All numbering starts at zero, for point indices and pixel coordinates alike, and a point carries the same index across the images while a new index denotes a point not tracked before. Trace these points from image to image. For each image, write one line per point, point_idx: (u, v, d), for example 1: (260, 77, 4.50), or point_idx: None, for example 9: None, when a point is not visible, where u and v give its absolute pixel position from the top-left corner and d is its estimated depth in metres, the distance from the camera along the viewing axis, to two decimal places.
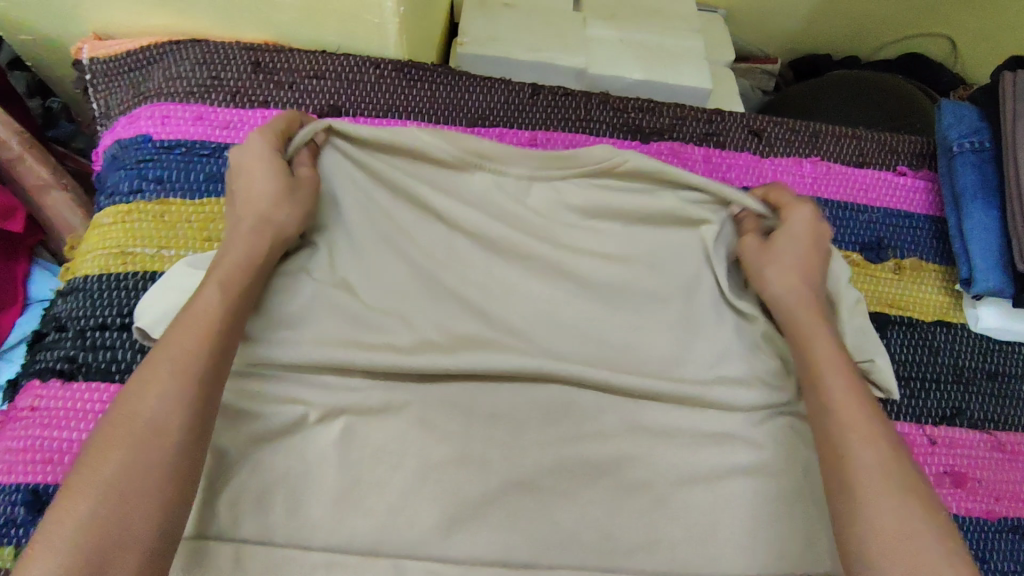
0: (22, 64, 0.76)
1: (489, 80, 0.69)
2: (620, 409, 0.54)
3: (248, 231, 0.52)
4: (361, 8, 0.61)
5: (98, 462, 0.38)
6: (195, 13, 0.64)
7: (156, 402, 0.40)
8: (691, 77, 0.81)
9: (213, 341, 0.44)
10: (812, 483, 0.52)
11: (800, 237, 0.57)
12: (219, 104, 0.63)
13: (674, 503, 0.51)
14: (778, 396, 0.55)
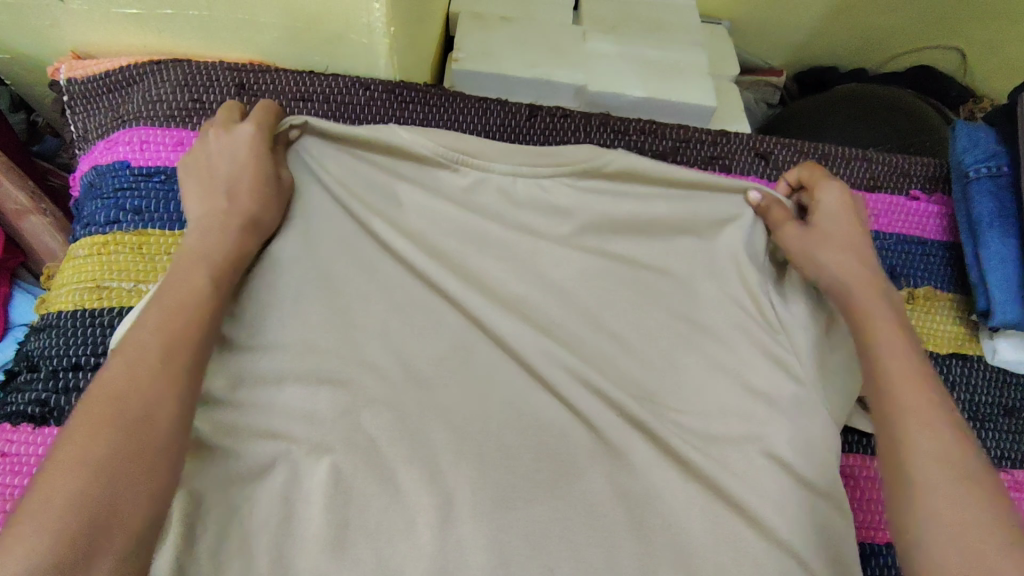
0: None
1: (484, 102, 0.67)
2: (624, 449, 0.50)
3: (234, 231, 0.50)
4: (348, 28, 0.58)
5: (87, 440, 0.37)
6: (176, 33, 0.61)
7: (140, 371, 0.40)
8: (693, 94, 0.79)
9: (192, 318, 0.44)
10: (826, 534, 0.49)
11: (842, 219, 0.56)
12: (201, 129, 0.60)
13: (684, 551, 0.47)
14: (796, 438, 0.51)
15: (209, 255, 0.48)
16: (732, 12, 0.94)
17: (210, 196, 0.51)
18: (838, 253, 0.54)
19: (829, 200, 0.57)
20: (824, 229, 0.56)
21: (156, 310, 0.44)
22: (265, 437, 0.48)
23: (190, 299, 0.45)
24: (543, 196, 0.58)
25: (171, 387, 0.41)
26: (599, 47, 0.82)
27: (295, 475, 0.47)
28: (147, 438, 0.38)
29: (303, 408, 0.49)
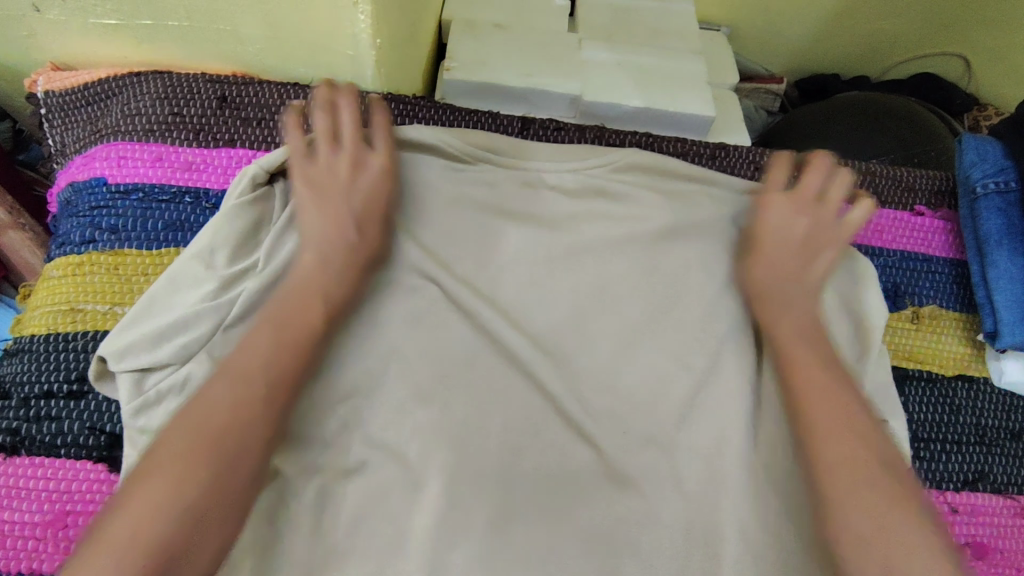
0: None
1: (475, 115, 0.65)
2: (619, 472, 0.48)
3: (358, 265, 0.49)
4: (332, 39, 0.56)
5: (185, 466, 0.38)
6: (155, 43, 0.59)
7: (241, 407, 0.41)
8: (692, 104, 0.77)
9: (293, 363, 0.45)
10: None
11: (780, 234, 0.54)
12: (180, 143, 0.58)
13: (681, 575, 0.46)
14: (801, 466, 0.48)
15: (326, 283, 0.48)
16: (731, 17, 0.92)
17: (337, 216, 0.49)
18: (766, 270, 0.53)
19: (776, 211, 0.55)
20: (769, 244, 0.54)
21: (265, 338, 0.45)
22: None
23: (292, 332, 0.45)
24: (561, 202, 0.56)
25: (263, 428, 0.42)
26: (595, 54, 0.80)
27: (276, 504, 0.45)
28: (233, 484, 0.40)
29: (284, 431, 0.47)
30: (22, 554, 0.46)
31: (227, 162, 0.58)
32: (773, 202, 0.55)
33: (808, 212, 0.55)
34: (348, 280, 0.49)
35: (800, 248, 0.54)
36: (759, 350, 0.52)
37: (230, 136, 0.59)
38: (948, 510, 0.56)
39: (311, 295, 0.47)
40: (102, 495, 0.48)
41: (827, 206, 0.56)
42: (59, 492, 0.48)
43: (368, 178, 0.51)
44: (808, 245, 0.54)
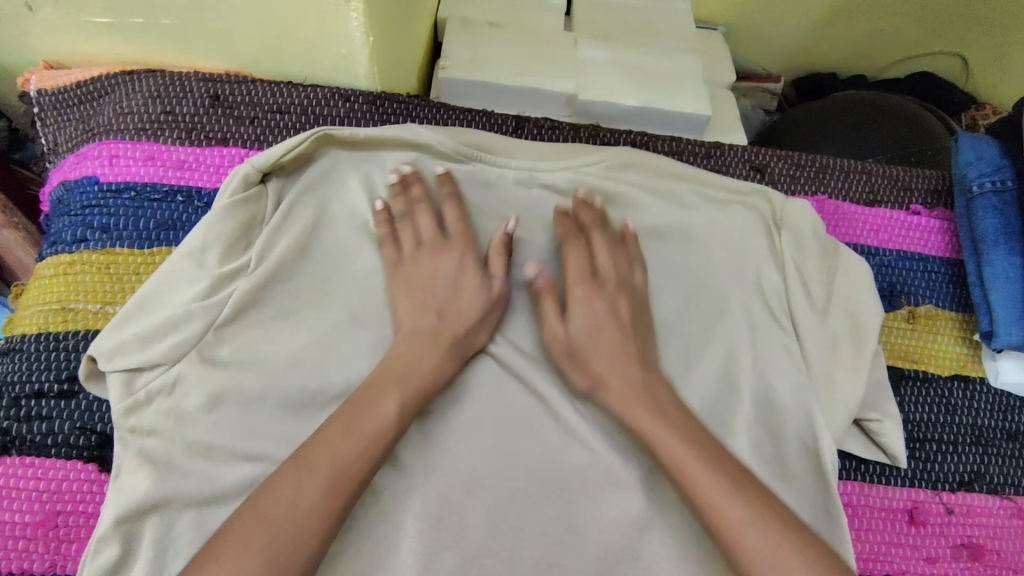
0: None
1: (469, 114, 0.65)
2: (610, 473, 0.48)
3: (444, 350, 0.48)
4: (324, 37, 0.56)
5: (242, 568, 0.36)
6: (147, 42, 0.59)
7: (306, 510, 0.39)
8: (687, 103, 0.76)
9: (371, 451, 0.42)
10: None
11: (606, 332, 0.50)
12: (172, 142, 0.58)
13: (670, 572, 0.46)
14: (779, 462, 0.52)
15: (415, 371, 0.46)
16: (728, 16, 0.92)
17: (421, 302, 0.50)
18: (612, 374, 0.48)
19: (580, 313, 0.50)
20: (585, 347, 0.49)
21: (337, 429, 0.42)
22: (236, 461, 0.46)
23: (366, 423, 0.43)
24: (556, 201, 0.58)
25: (325, 532, 0.39)
26: (590, 53, 0.80)
27: None
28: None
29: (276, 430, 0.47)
30: (13, 554, 0.46)
31: (220, 161, 0.58)
32: (575, 301, 0.51)
33: (627, 293, 0.52)
34: (436, 368, 0.47)
35: (625, 335, 0.50)
36: (741, 348, 0.54)
37: (222, 135, 0.59)
38: (943, 511, 0.56)
39: (398, 386, 0.45)
40: (92, 495, 0.48)
41: (632, 284, 0.52)
42: (49, 492, 0.47)
43: (452, 265, 0.51)
44: (632, 326, 0.50)
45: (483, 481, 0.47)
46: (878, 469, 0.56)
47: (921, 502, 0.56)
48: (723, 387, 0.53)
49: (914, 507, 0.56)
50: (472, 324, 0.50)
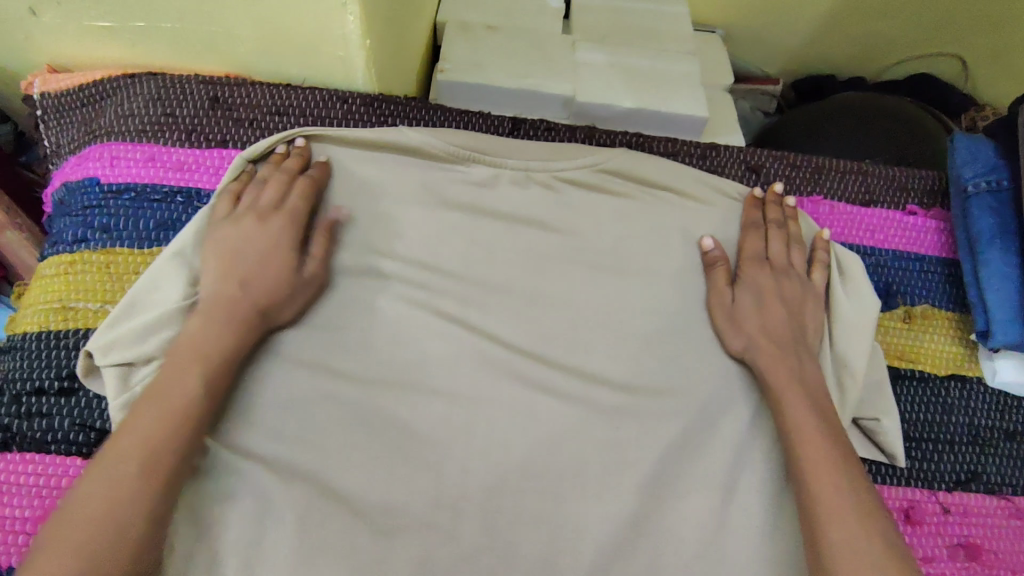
0: None
1: (466, 115, 0.65)
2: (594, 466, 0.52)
3: (242, 319, 0.48)
4: (321, 40, 0.57)
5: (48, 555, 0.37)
6: (148, 45, 0.60)
7: (118, 494, 0.40)
8: (684, 105, 0.77)
9: (185, 429, 0.44)
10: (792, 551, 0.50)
11: (770, 314, 0.54)
12: (173, 143, 0.58)
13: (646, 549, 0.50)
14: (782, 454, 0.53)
15: (205, 347, 0.47)
16: (726, 19, 0.92)
17: (225, 270, 0.50)
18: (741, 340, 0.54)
19: (744, 292, 0.55)
20: (745, 320, 0.54)
21: (144, 413, 0.43)
22: (232, 454, 0.48)
23: (174, 392, 0.44)
24: (550, 204, 0.59)
25: (144, 514, 0.40)
26: (588, 56, 0.80)
27: (265, 499, 0.47)
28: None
29: (274, 426, 0.49)
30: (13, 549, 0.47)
31: (220, 162, 0.58)
32: (754, 277, 0.56)
33: (791, 279, 0.56)
34: (231, 340, 0.48)
35: (778, 316, 0.54)
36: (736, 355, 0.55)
37: (222, 137, 0.59)
38: (940, 510, 0.56)
39: (194, 359, 0.46)
40: None
41: (787, 272, 0.57)
42: (49, 487, 0.48)
43: (260, 238, 0.51)
44: (789, 306, 0.55)
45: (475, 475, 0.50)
46: (876, 468, 0.56)
47: (917, 502, 0.56)
48: (712, 383, 0.55)
49: (910, 507, 0.56)
50: (279, 299, 0.50)
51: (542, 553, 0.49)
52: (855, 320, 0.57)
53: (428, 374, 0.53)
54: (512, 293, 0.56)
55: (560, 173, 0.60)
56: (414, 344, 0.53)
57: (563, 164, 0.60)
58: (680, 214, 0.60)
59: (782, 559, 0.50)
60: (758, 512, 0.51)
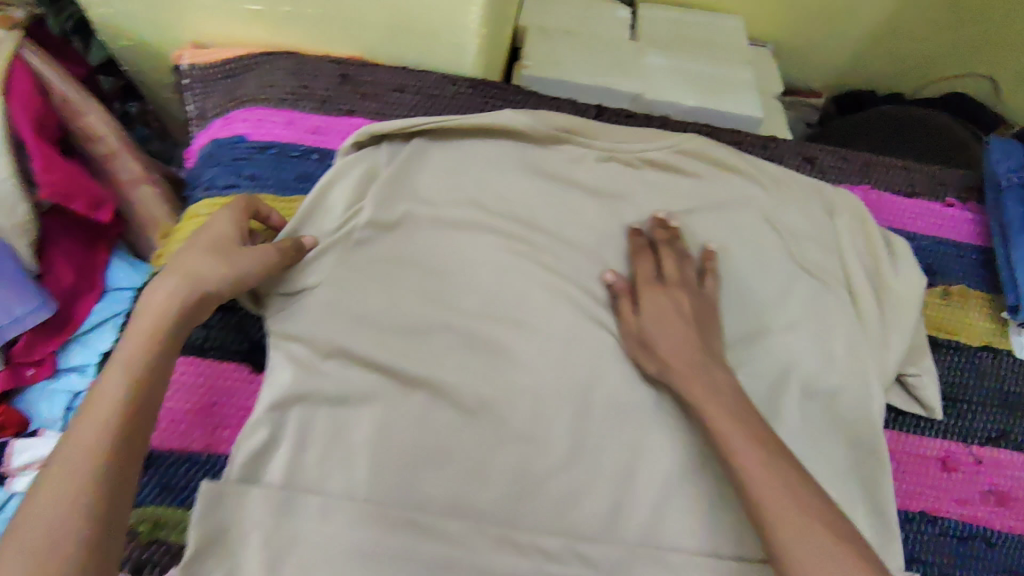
0: (111, 67, 0.87)
1: (556, 101, 0.73)
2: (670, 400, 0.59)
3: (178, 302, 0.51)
4: (445, 29, 0.67)
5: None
6: (288, 27, 0.69)
7: (56, 491, 0.41)
8: (741, 106, 0.86)
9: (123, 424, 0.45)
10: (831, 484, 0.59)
11: (672, 325, 0.59)
12: (309, 111, 0.67)
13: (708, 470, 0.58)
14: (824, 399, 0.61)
15: (146, 338, 0.49)
16: (776, 34, 1.01)
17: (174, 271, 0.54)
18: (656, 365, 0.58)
19: (652, 310, 0.60)
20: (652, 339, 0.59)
21: (86, 414, 0.45)
22: (364, 369, 0.57)
23: (112, 392, 0.46)
24: (628, 179, 0.68)
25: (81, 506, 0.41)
26: (654, 60, 0.89)
27: (391, 407, 0.56)
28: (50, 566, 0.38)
29: (397, 348, 0.58)
30: (174, 434, 0.55)
31: (349, 129, 0.67)
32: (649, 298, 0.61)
33: (688, 299, 0.61)
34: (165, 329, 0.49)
35: (689, 332, 0.59)
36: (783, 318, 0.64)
37: (350, 107, 0.68)
38: (973, 461, 0.63)
39: (126, 361, 0.47)
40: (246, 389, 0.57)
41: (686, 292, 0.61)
42: (208, 385, 0.56)
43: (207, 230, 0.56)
44: (688, 321, 0.59)
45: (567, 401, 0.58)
46: (915, 421, 0.64)
47: (953, 452, 0.63)
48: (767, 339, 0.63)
49: (946, 455, 0.63)
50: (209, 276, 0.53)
51: (620, 469, 0.57)
52: (894, 295, 0.65)
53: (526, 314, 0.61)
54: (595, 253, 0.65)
55: (640, 153, 0.69)
56: (513, 289, 0.61)
57: (643, 146, 0.69)
58: (741, 193, 0.69)
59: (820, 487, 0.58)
60: (802, 447, 0.60)
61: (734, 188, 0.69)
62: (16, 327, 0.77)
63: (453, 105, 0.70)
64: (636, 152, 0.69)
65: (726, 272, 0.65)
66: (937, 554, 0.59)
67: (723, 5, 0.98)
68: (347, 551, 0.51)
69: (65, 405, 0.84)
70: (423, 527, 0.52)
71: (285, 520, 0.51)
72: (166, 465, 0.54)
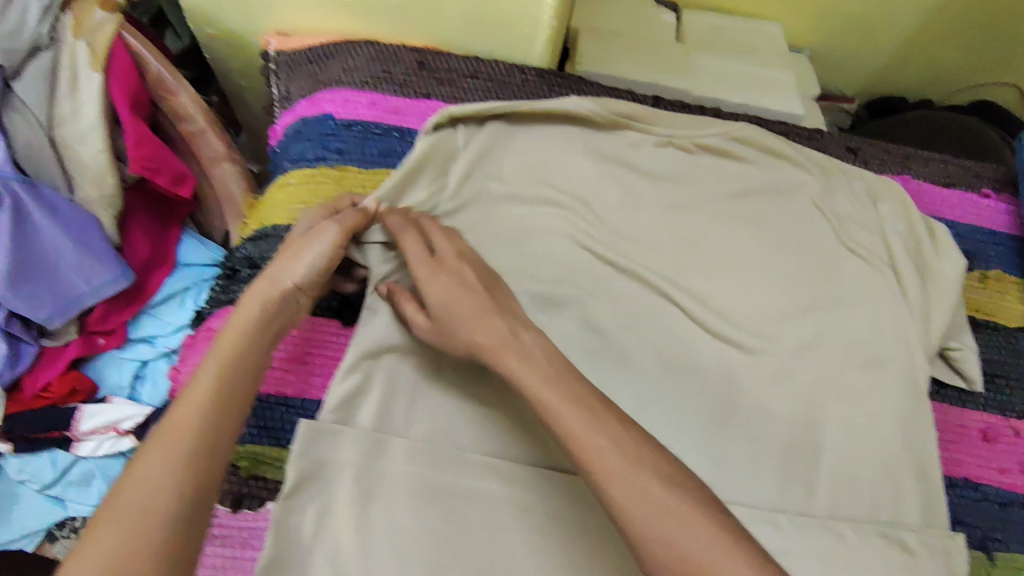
0: (200, 57, 0.95)
1: (615, 91, 0.78)
2: (723, 366, 0.64)
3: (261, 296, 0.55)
4: (519, 21, 0.72)
5: (97, 533, 0.42)
6: (370, 18, 0.75)
7: (155, 477, 0.44)
8: (784, 105, 0.91)
9: (216, 413, 0.47)
10: (880, 451, 0.63)
11: (448, 299, 0.55)
12: (390, 94, 0.73)
13: (762, 432, 0.62)
14: (874, 370, 0.65)
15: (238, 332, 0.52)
16: (813, 42, 1.06)
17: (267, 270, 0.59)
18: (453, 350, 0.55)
19: (432, 285, 0.56)
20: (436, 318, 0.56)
21: (183, 402, 0.48)
22: None
23: (202, 383, 0.48)
24: (685, 163, 0.73)
25: (175, 493, 0.43)
26: (700, 61, 0.94)
27: (472, 363, 0.61)
28: (149, 546, 0.41)
29: None
30: (272, 380, 0.60)
31: (426, 110, 0.72)
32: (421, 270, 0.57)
33: (446, 269, 0.57)
34: (249, 324, 0.53)
35: (458, 309, 0.55)
36: (839, 296, 0.68)
37: (428, 91, 0.73)
38: (1011, 432, 0.67)
39: (220, 356, 0.51)
40: (335, 343, 0.63)
41: (449, 260, 0.57)
42: (301, 338, 0.62)
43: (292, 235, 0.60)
44: (465, 296, 0.55)
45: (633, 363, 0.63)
46: (958, 394, 0.68)
47: (992, 424, 0.67)
48: (816, 313, 0.67)
49: (986, 427, 0.67)
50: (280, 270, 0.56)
51: (682, 427, 0.61)
52: (931, 277, 0.69)
53: (594, 283, 0.65)
54: (655, 228, 0.69)
55: (696, 139, 0.73)
56: (581, 261, 0.66)
57: (699, 133, 0.74)
58: (791, 180, 0.73)
59: (867, 450, 0.63)
60: (849, 413, 0.63)
61: (784, 175, 0.73)
62: (94, 296, 0.82)
63: (523, 91, 0.75)
64: (691, 139, 0.74)
65: (777, 251, 0.69)
66: (978, 517, 0.63)
67: (763, 12, 1.03)
68: (435, 492, 0.55)
69: (133, 372, 0.90)
70: (504, 472, 0.57)
71: (375, 461, 0.55)
72: (264, 407, 0.59)
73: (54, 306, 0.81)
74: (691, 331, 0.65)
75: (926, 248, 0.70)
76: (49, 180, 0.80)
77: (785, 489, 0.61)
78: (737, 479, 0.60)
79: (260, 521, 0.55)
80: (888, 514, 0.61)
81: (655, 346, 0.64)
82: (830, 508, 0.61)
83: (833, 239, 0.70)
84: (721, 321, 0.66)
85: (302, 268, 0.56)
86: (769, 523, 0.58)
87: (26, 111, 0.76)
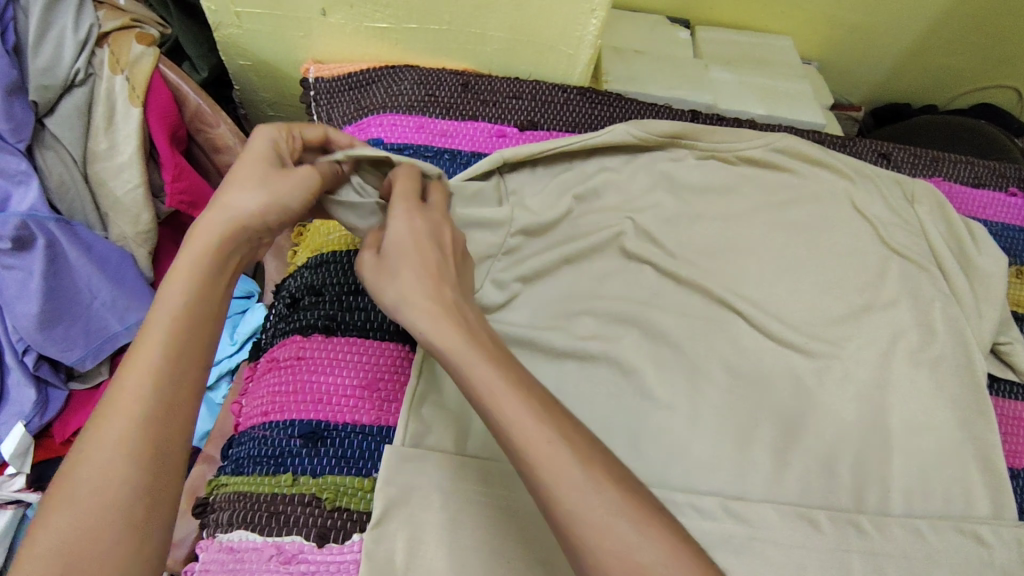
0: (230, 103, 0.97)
1: (653, 107, 0.80)
2: (790, 372, 0.65)
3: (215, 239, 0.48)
4: (560, 40, 0.74)
5: (48, 516, 0.40)
6: (411, 42, 0.75)
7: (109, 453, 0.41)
8: (807, 115, 0.93)
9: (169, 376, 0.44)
10: (950, 447, 0.63)
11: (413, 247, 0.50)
12: (437, 117, 0.73)
13: (833, 436, 0.63)
14: (933, 366, 0.66)
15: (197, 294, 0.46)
16: (820, 53, 1.10)
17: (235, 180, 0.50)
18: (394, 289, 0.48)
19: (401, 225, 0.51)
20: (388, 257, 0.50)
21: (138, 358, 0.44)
22: (523, 349, 0.62)
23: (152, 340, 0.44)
24: (731, 173, 0.74)
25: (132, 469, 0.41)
26: (721, 75, 0.96)
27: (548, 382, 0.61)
28: (106, 525, 0.40)
29: (549, 329, 0.63)
30: (346, 408, 0.59)
31: (473, 132, 0.73)
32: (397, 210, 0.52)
33: (431, 220, 0.52)
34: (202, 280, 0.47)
35: (422, 250, 0.50)
36: (893, 297, 0.69)
37: (473, 113, 0.74)
38: None
39: (156, 319, 0.45)
40: (405, 368, 0.62)
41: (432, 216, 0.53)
42: (370, 364, 0.62)
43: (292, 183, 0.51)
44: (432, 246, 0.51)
45: (700, 371, 0.64)
46: (1010, 386, 0.70)
47: None
48: (870, 315, 0.68)
49: None
50: (247, 211, 0.49)
51: (756, 433, 0.62)
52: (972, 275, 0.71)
53: (653, 298, 0.67)
54: (704, 238, 0.71)
55: (739, 151, 0.75)
56: (636, 277, 0.68)
57: (740, 143, 0.75)
58: (831, 185, 0.75)
59: (934, 445, 0.63)
60: (913, 409, 0.64)
61: (824, 181, 0.75)
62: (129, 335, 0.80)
63: (567, 109, 0.76)
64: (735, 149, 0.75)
65: (826, 256, 0.71)
66: None
67: (774, 26, 1.06)
68: (525, 516, 0.54)
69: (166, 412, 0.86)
70: None
71: (460, 484, 0.55)
72: (341, 438, 0.58)
73: (86, 348, 0.77)
74: (754, 338, 0.66)
75: (964, 239, 0.72)
76: (84, 218, 0.80)
77: (865, 489, 0.61)
78: (813, 482, 0.60)
79: (346, 555, 0.53)
80: (964, 509, 0.61)
81: (720, 354, 0.65)
82: (909, 506, 0.61)
83: (878, 243, 0.72)
84: (783, 326, 0.66)
85: (271, 202, 0.50)
86: (852, 525, 0.58)
87: (60, 149, 0.76)
